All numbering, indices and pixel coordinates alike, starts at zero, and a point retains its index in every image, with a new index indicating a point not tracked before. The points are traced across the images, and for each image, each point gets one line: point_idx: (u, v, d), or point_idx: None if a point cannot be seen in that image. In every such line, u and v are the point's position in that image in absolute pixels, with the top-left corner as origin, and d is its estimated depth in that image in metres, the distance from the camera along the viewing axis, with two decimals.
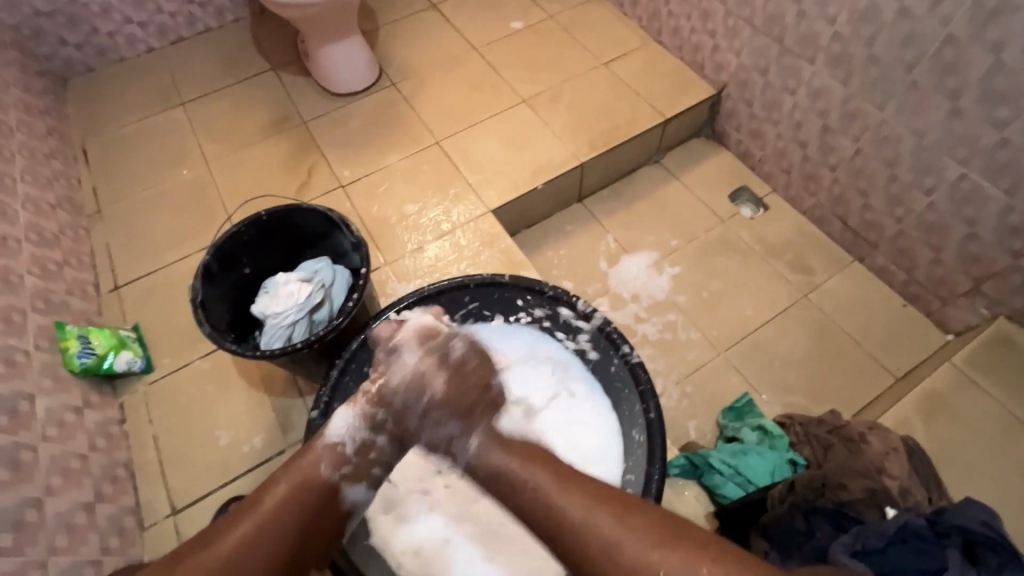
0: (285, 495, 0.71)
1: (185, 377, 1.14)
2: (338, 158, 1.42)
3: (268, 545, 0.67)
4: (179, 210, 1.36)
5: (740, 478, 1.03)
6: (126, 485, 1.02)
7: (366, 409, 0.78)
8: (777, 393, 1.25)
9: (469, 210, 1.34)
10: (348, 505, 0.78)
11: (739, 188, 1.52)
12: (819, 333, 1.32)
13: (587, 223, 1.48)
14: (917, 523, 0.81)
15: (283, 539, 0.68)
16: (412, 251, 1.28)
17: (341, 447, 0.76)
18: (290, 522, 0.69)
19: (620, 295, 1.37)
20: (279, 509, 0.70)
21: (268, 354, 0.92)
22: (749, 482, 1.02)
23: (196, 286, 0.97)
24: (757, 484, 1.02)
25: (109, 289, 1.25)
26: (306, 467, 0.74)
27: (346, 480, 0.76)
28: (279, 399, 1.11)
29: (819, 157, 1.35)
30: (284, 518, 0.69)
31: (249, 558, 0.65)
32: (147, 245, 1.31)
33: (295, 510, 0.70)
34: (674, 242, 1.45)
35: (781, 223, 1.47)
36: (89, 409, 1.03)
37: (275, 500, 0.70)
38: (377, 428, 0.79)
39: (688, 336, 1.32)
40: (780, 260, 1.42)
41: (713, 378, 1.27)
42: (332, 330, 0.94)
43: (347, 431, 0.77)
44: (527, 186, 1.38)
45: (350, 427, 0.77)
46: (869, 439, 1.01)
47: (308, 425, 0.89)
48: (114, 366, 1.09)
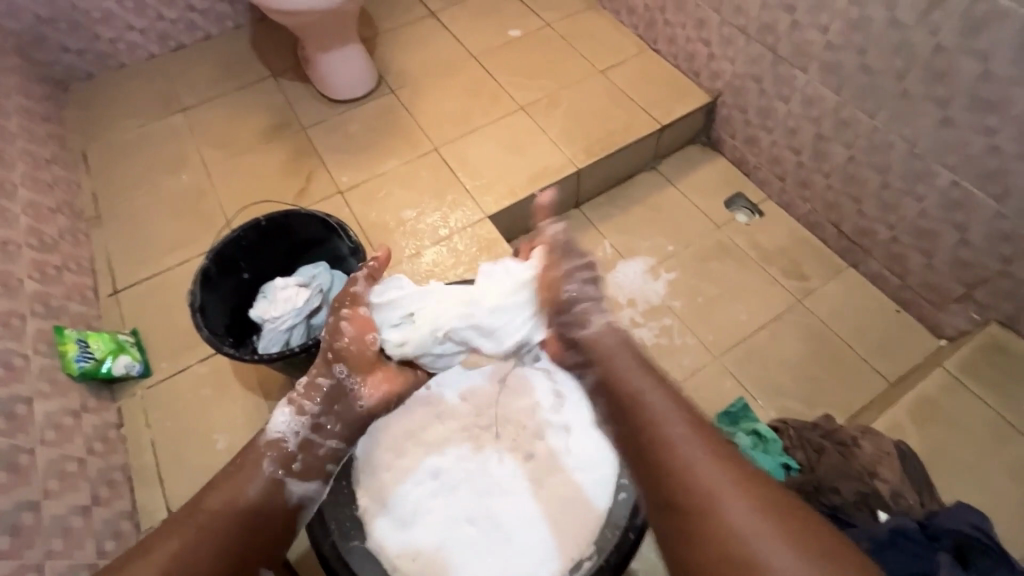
0: (223, 498, 0.80)
1: (183, 381, 1.14)
2: (337, 164, 1.43)
3: (211, 541, 0.75)
4: (179, 214, 1.37)
5: None
6: (123, 488, 1.02)
7: (304, 410, 0.90)
8: (772, 398, 1.26)
9: (467, 216, 1.36)
10: (294, 499, 0.86)
11: (734, 194, 1.54)
12: (814, 339, 1.33)
13: (583, 229, 1.50)
14: (905, 525, 0.82)
15: (224, 534, 0.76)
16: (409, 256, 1.30)
17: (284, 443, 0.87)
18: (228, 522, 0.78)
19: (616, 301, 1.38)
20: (218, 511, 0.78)
21: (267, 358, 0.93)
22: None
23: (194, 290, 0.97)
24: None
25: (108, 293, 1.26)
26: (249, 470, 0.84)
27: (291, 477, 0.86)
28: (277, 403, 1.12)
29: (813, 164, 1.37)
30: (226, 515, 0.78)
31: (193, 551, 0.73)
32: (145, 250, 1.32)
33: (235, 511, 0.80)
34: (670, 248, 1.46)
35: (776, 229, 1.48)
36: (86, 413, 1.03)
37: (219, 502, 0.79)
38: (318, 430, 0.91)
39: (683, 341, 1.33)
40: (775, 266, 1.43)
41: (707, 383, 1.28)
42: (329, 334, 0.95)
43: (289, 429, 0.88)
44: (524, 192, 1.39)
45: (289, 424, 0.89)
46: (862, 444, 1.01)
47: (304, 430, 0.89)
48: (112, 369, 1.10)
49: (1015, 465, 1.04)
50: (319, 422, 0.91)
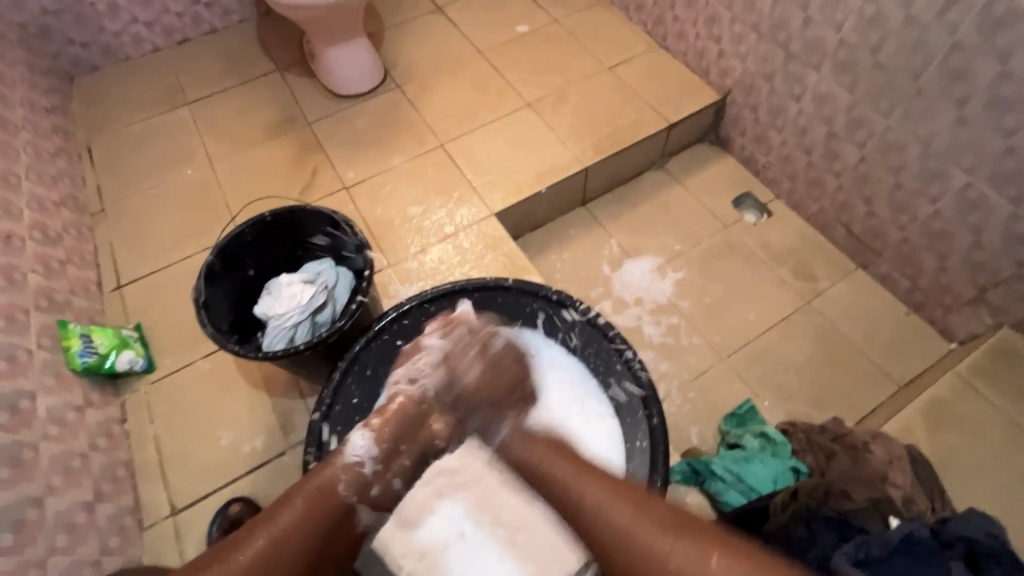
0: (304, 513, 0.73)
1: (187, 377, 1.14)
2: (342, 159, 1.42)
3: (286, 558, 0.70)
4: (183, 209, 1.36)
5: (743, 486, 1.02)
6: (126, 484, 1.01)
7: (383, 434, 0.79)
8: (779, 400, 1.24)
9: (473, 213, 1.34)
10: (362, 526, 0.81)
11: (743, 193, 1.53)
12: (823, 340, 1.31)
13: (590, 227, 1.48)
14: (920, 533, 0.81)
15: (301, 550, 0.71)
16: (415, 253, 1.28)
17: (361, 468, 0.77)
18: (307, 538, 0.72)
19: (623, 299, 1.37)
20: (296, 526, 0.72)
21: (271, 355, 0.92)
22: (752, 490, 1.01)
23: (199, 286, 0.96)
24: (761, 492, 1.01)
25: (112, 288, 1.26)
26: (328, 483, 0.76)
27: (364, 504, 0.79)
28: (279, 401, 1.11)
29: (824, 164, 1.35)
30: (302, 531, 0.72)
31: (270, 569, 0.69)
32: (150, 244, 1.31)
33: (314, 526, 0.73)
34: (678, 247, 1.44)
35: (785, 230, 1.47)
36: (90, 408, 1.03)
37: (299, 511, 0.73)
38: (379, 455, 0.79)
39: (690, 341, 1.32)
40: (783, 266, 1.41)
41: (715, 384, 1.27)
42: (334, 332, 0.94)
43: (366, 453, 0.78)
44: (530, 189, 1.38)
45: (370, 446, 0.78)
46: (873, 449, 0.99)
47: (310, 428, 0.89)
48: (116, 364, 1.09)
49: None
50: (396, 447, 0.80)
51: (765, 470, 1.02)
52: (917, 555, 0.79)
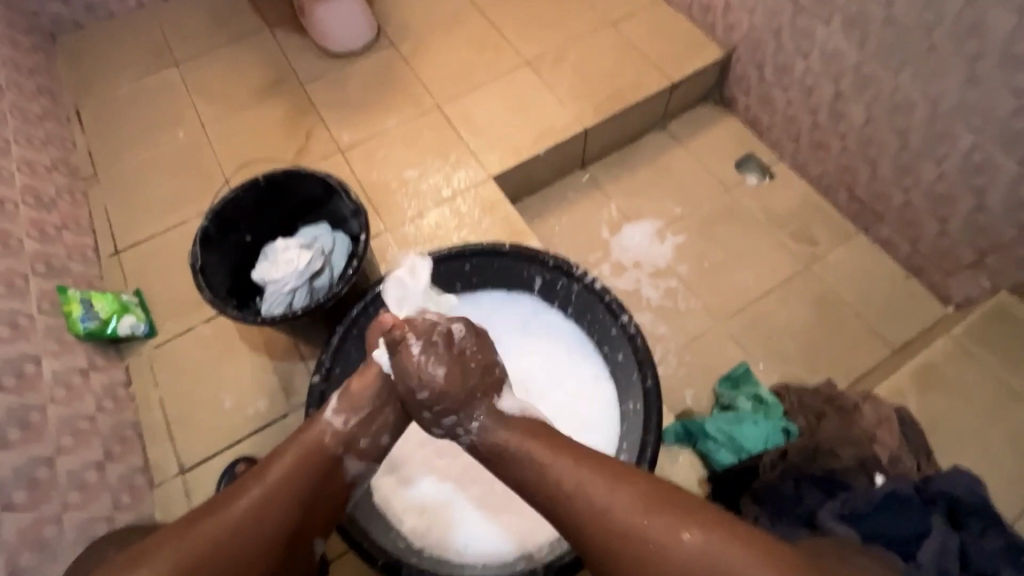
0: (291, 467, 0.71)
1: (188, 342, 1.15)
2: (336, 121, 1.39)
3: (274, 516, 0.67)
4: (177, 172, 1.34)
5: (734, 445, 0.97)
6: (134, 445, 1.04)
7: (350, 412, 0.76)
8: (774, 363, 1.26)
9: (470, 176, 1.32)
10: (350, 477, 0.76)
11: (746, 156, 1.51)
12: (820, 304, 1.32)
13: (589, 191, 1.48)
14: (905, 491, 0.79)
15: (290, 506, 0.68)
16: (412, 217, 1.27)
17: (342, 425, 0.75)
18: (293, 494, 0.69)
19: (621, 263, 1.38)
20: (285, 480, 0.69)
21: (270, 321, 0.92)
22: (744, 449, 0.96)
23: (195, 251, 0.94)
24: (751, 451, 0.96)
25: (110, 253, 1.26)
26: (311, 441, 0.73)
27: (351, 456, 0.76)
28: (281, 365, 1.13)
29: (829, 125, 1.33)
30: (293, 487, 0.69)
31: (246, 532, 0.65)
32: (145, 210, 1.30)
33: (301, 479, 0.70)
34: (678, 210, 1.45)
35: (786, 193, 1.46)
36: (94, 371, 1.04)
37: (262, 488, 0.68)
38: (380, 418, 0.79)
39: (687, 306, 1.33)
40: (783, 230, 1.42)
41: (711, 347, 1.28)
42: (332, 298, 0.94)
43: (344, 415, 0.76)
44: (528, 152, 1.36)
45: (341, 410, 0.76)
46: (862, 409, 0.95)
47: (309, 390, 0.89)
48: (118, 329, 1.11)
49: (1016, 432, 1.04)
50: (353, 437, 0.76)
51: (756, 430, 0.97)
52: (900, 512, 0.78)
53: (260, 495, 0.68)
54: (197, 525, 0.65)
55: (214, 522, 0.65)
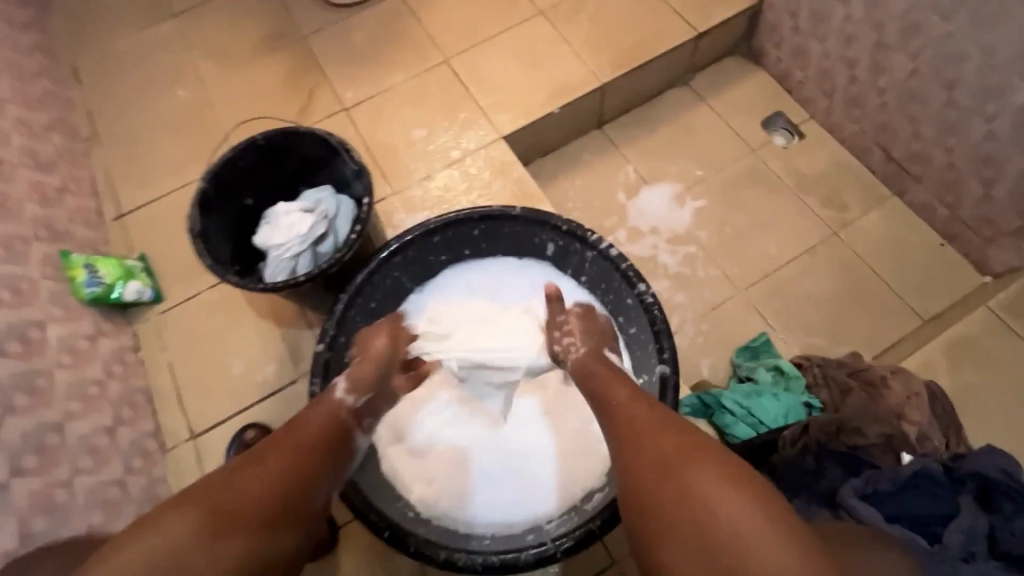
0: (321, 423, 0.70)
1: (195, 308, 1.13)
2: (340, 78, 1.32)
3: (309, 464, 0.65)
4: (178, 132, 1.30)
5: (752, 419, 0.93)
6: (145, 410, 1.04)
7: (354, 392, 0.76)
8: (796, 334, 1.21)
9: (481, 136, 1.26)
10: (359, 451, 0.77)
11: (773, 114, 1.42)
12: (847, 272, 1.26)
13: (606, 152, 1.40)
14: (931, 468, 0.75)
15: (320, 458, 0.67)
16: (420, 179, 1.22)
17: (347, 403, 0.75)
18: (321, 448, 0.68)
19: (638, 228, 1.32)
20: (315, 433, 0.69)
21: (273, 287, 0.88)
22: (761, 424, 0.92)
23: (193, 214, 0.90)
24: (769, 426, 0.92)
25: (114, 217, 1.23)
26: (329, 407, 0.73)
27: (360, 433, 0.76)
28: (290, 331, 1.11)
29: (868, 79, 1.23)
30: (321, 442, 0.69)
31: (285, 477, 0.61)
32: (147, 172, 1.27)
33: (327, 438, 0.70)
34: (699, 173, 1.37)
35: (815, 155, 1.38)
36: (101, 337, 1.04)
37: (294, 439, 0.66)
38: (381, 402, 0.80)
39: (706, 273, 1.28)
40: (811, 194, 1.34)
41: (731, 316, 1.23)
42: (335, 264, 0.90)
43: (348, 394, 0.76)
44: (542, 110, 1.28)
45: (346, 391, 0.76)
46: (891, 384, 0.90)
47: (314, 357, 0.84)
48: (124, 295, 1.09)
49: None
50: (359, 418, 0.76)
51: (776, 405, 0.93)
52: (926, 490, 0.75)
53: (294, 444, 0.65)
54: (237, 478, 0.58)
55: (253, 468, 0.60)
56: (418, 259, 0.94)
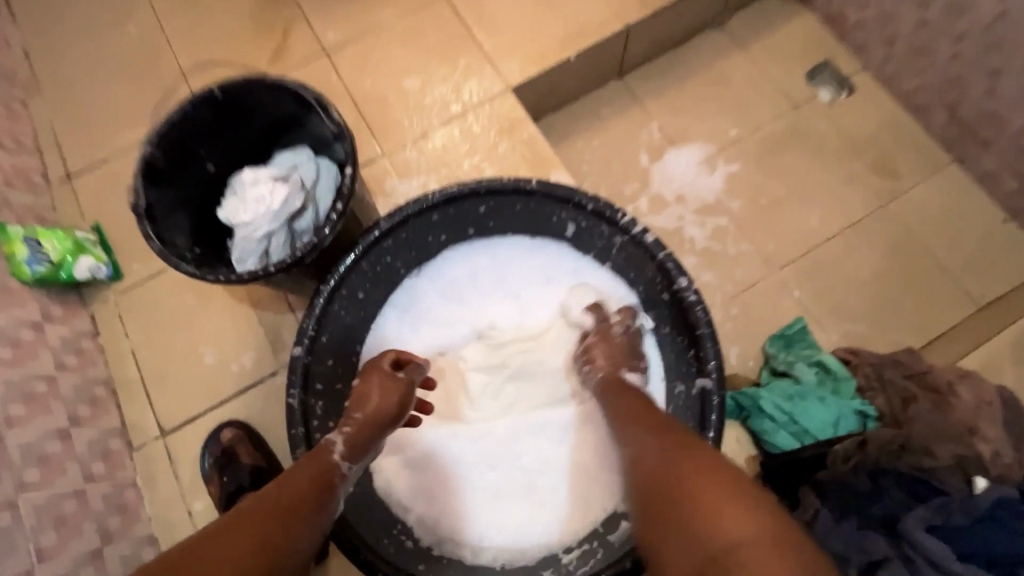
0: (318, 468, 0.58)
1: (159, 287, 0.99)
2: (319, 13, 1.12)
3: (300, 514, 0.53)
4: (130, 78, 1.11)
5: (795, 427, 0.81)
6: (107, 405, 0.92)
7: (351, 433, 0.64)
8: (836, 319, 1.09)
9: (485, 86, 1.08)
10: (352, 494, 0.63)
11: (821, 64, 1.23)
12: (896, 250, 1.12)
13: (627, 106, 1.22)
14: (1009, 500, 0.69)
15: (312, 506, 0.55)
16: (414, 138, 1.05)
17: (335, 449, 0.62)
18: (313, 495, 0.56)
19: (662, 196, 1.17)
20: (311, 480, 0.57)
21: (237, 279, 0.73)
22: (807, 433, 0.80)
23: (138, 186, 0.74)
24: (816, 436, 0.80)
25: (61, 179, 1.06)
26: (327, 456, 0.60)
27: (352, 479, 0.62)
28: (268, 315, 0.97)
29: (942, 24, 1.04)
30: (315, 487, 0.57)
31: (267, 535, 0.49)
32: (96, 126, 1.09)
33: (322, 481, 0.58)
34: (733, 132, 1.20)
35: (867, 113, 1.20)
36: (50, 323, 0.90)
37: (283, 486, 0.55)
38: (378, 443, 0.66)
39: (738, 250, 1.13)
40: (859, 159, 1.18)
41: (764, 299, 1.10)
42: (314, 248, 0.75)
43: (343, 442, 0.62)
44: (557, 56, 1.09)
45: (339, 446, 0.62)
46: (960, 392, 0.79)
47: (292, 365, 0.70)
48: (75, 272, 0.95)
49: None
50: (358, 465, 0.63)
51: (823, 411, 0.81)
52: (999, 522, 0.69)
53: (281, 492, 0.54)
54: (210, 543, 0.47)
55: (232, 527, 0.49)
56: (414, 241, 0.80)
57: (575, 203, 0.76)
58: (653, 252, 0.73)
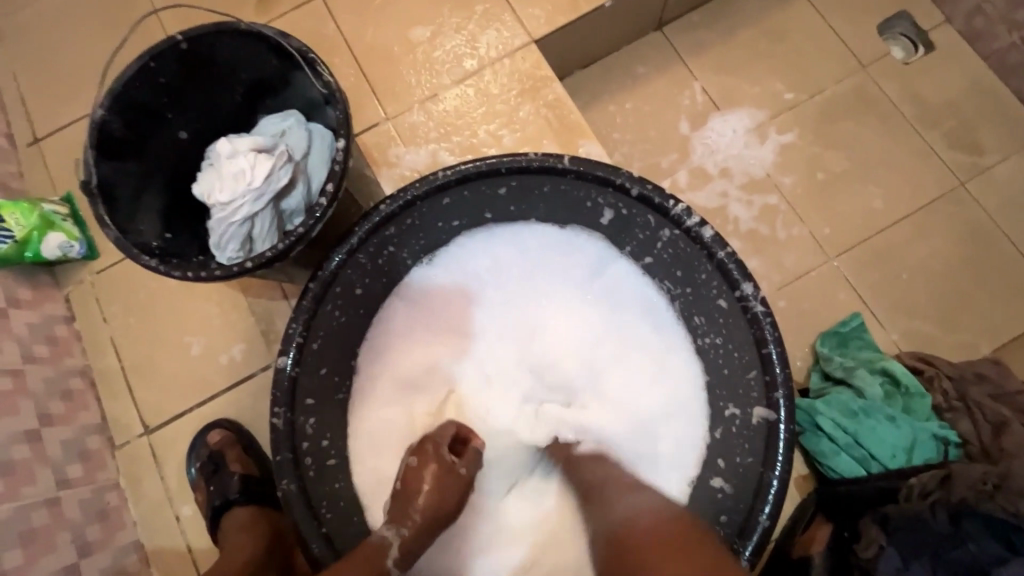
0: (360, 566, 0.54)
1: (138, 268, 0.89)
2: None
3: None
4: (99, 24, 0.97)
5: (860, 451, 0.73)
6: (85, 399, 0.84)
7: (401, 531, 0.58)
8: (899, 315, 0.96)
9: (505, 37, 0.92)
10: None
11: (896, 14, 1.05)
12: (972, 238, 0.98)
13: (667, 63, 1.06)
14: None
15: None
16: (422, 99, 0.91)
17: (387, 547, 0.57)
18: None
19: (705, 170, 1.02)
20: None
21: (209, 273, 0.62)
22: (873, 458, 0.73)
23: (90, 158, 0.62)
24: (884, 462, 0.72)
25: (27, 141, 0.95)
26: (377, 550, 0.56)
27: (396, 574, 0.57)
28: (259, 302, 0.87)
29: None
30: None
31: None
32: (63, 81, 0.96)
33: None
34: (790, 95, 1.04)
35: (948, 74, 1.03)
36: (16, 309, 0.81)
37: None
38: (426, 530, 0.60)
39: (788, 233, 0.99)
40: (936, 129, 1.02)
41: (817, 291, 0.97)
42: (304, 236, 0.63)
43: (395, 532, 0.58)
44: (588, 1, 0.93)
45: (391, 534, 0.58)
46: None
47: (276, 379, 0.60)
48: (44, 252, 0.84)
49: None
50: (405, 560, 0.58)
51: (894, 434, 0.73)
52: None
53: None
54: None
55: None
56: (421, 227, 0.68)
57: (617, 188, 0.65)
58: (709, 250, 0.63)
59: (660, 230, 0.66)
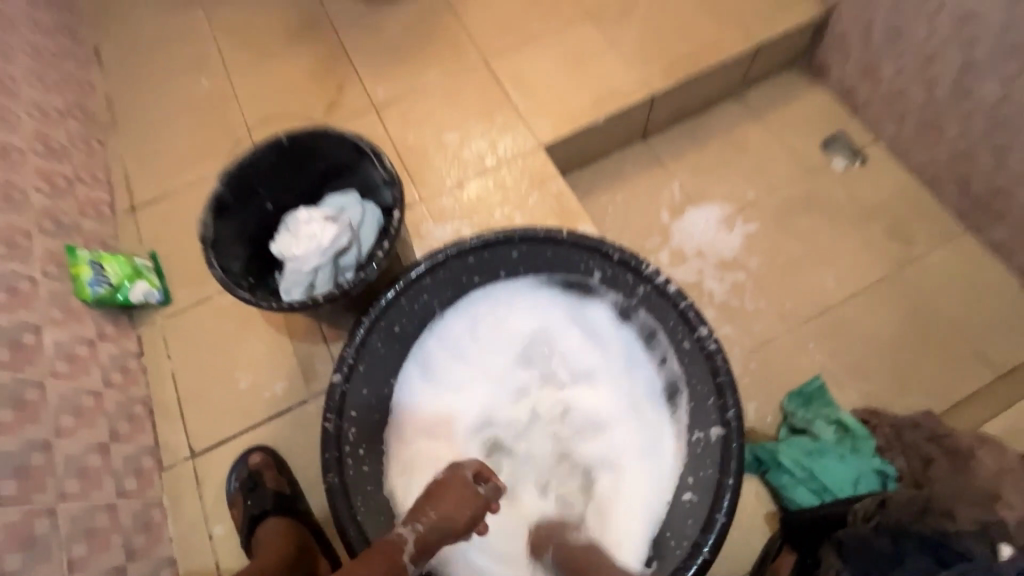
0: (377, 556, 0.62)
1: (204, 314, 1.06)
2: (371, 73, 1.24)
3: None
4: (199, 123, 1.22)
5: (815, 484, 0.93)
6: (144, 423, 0.96)
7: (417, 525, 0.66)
8: (856, 379, 1.10)
9: (519, 142, 1.16)
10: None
11: (834, 135, 1.30)
12: (913, 314, 1.14)
13: (649, 165, 1.30)
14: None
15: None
16: (451, 187, 1.13)
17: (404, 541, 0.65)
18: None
19: (683, 250, 1.21)
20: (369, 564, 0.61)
21: (284, 307, 0.79)
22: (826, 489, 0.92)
23: (205, 220, 0.82)
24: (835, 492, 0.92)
25: (126, 209, 1.16)
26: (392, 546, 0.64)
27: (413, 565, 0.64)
28: (302, 345, 1.02)
29: (948, 104, 1.11)
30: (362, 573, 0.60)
31: None
32: (163, 164, 1.19)
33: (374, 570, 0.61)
34: (751, 194, 1.26)
35: (880, 182, 1.26)
36: (102, 342, 0.96)
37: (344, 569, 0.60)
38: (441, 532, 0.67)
39: (755, 305, 1.16)
40: (874, 224, 1.23)
41: (783, 355, 1.12)
42: (358, 283, 0.81)
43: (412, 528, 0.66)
44: (585, 118, 1.19)
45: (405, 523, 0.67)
46: (981, 456, 0.83)
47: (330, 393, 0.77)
48: (131, 296, 1.02)
49: None
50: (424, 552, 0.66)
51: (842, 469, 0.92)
52: None
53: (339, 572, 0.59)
54: None
55: None
56: (450, 280, 0.85)
57: (602, 253, 0.83)
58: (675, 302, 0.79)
59: (636, 288, 0.82)
